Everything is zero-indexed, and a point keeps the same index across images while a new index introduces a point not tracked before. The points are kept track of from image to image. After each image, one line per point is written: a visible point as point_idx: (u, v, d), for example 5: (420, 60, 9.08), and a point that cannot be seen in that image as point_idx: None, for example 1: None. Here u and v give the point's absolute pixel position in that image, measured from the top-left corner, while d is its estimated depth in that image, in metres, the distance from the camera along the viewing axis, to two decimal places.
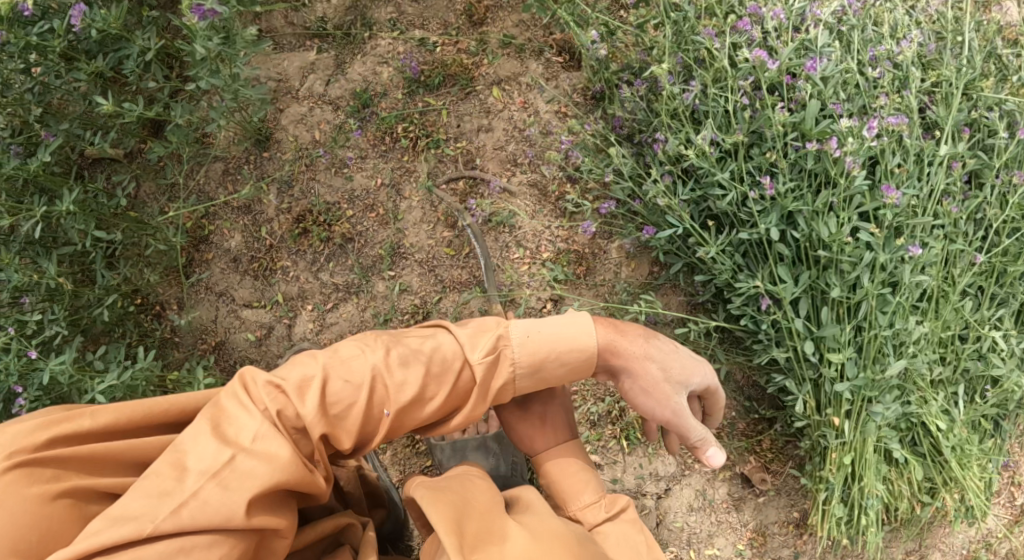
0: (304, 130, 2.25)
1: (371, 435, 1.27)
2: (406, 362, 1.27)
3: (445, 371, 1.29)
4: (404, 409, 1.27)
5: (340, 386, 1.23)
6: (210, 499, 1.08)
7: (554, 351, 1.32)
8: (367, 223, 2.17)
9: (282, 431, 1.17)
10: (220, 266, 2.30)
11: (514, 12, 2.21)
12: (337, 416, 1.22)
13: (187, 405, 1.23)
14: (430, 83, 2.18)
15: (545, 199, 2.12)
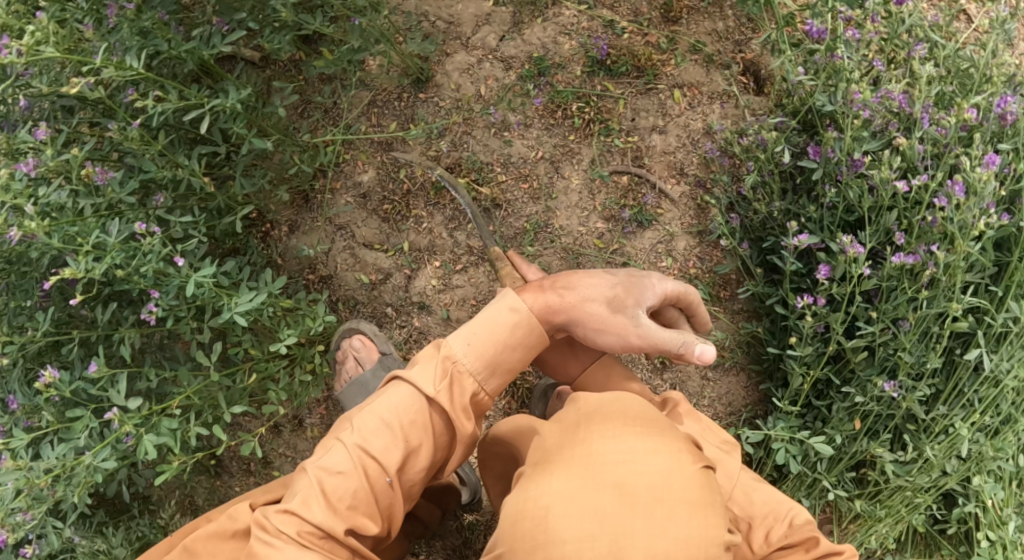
0: (470, 82, 2.17)
1: (399, 509, 1.38)
2: (387, 431, 1.36)
3: (425, 423, 1.39)
4: (404, 466, 1.36)
5: (339, 480, 1.32)
6: None
7: (476, 357, 1.42)
8: (518, 193, 2.11)
9: (311, 547, 1.26)
10: (348, 198, 2.22)
11: (710, 19, 2.12)
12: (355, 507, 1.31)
13: None
14: (614, 69, 2.10)
15: (703, 215, 2.06)
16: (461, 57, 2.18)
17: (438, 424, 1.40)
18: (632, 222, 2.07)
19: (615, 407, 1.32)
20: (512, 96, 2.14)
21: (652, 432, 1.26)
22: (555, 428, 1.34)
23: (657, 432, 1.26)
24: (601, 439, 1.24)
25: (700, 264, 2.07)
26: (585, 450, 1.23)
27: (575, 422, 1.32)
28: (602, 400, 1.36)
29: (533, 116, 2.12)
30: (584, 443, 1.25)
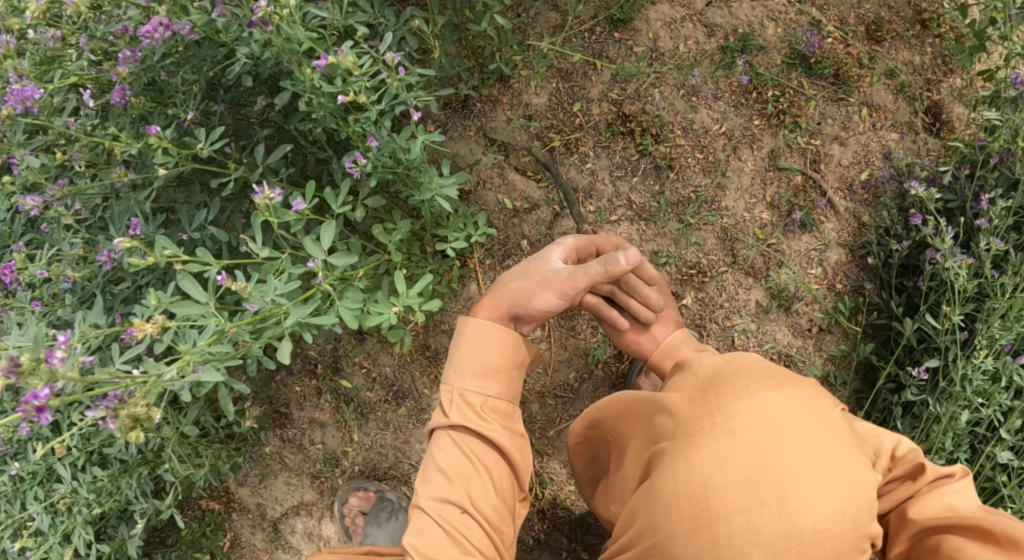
0: (669, 38, 2.10)
1: (493, 533, 1.35)
2: (443, 476, 1.37)
3: (465, 448, 1.39)
4: (472, 500, 1.35)
5: (428, 533, 1.34)
6: None
7: (468, 373, 1.42)
8: (692, 161, 2.05)
9: None
10: (509, 115, 2.11)
11: (912, 48, 2.08)
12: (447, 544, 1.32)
13: None
14: (814, 69, 2.05)
15: (861, 233, 2.03)
16: (662, 11, 2.10)
17: (484, 452, 1.39)
18: (795, 220, 2.02)
19: (741, 369, 1.24)
20: (713, 66, 2.07)
21: (786, 389, 1.20)
22: (678, 397, 1.26)
23: (791, 388, 1.20)
24: (738, 402, 1.18)
25: (847, 281, 2.02)
26: (723, 422, 1.16)
27: (700, 390, 1.24)
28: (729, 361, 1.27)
29: (725, 90, 2.06)
30: (726, 414, 1.17)
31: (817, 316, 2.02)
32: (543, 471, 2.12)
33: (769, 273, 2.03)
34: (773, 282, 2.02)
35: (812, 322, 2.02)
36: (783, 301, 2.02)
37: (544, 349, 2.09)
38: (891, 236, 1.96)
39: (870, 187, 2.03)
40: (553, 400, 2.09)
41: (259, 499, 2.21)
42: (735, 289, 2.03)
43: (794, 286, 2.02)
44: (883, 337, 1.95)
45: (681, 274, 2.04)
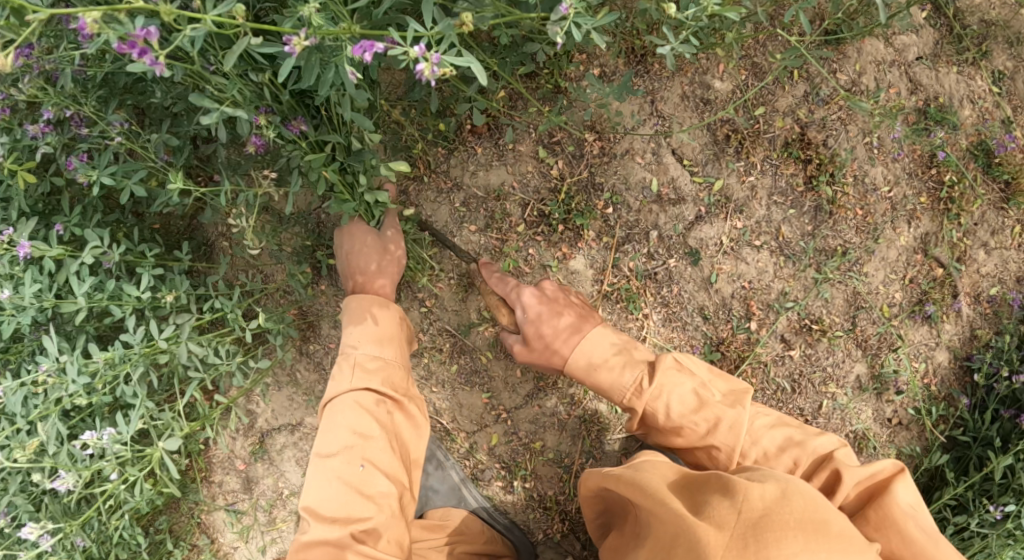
0: (873, 77, 1.94)
1: (397, 477, 1.50)
2: (339, 435, 1.50)
3: (367, 408, 1.52)
4: (372, 459, 1.49)
5: (320, 483, 1.48)
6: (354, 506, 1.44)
7: (367, 339, 1.62)
8: (851, 214, 1.91)
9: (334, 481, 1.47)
10: (686, 90, 1.87)
11: None
12: (349, 502, 1.45)
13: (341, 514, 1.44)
14: (992, 169, 1.96)
15: (971, 344, 1.98)
16: (877, 47, 1.94)
17: (371, 421, 1.51)
18: (924, 311, 1.94)
19: (794, 522, 1.13)
20: (906, 126, 1.94)
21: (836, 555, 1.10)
22: (715, 533, 1.13)
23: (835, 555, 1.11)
24: None
25: (942, 387, 1.97)
26: None
27: (743, 531, 1.13)
28: (782, 503, 1.15)
29: (907, 153, 1.94)
30: None
31: (904, 411, 1.96)
32: (580, 472, 1.97)
33: (880, 354, 1.93)
34: (880, 364, 1.93)
35: (897, 414, 1.96)
36: (877, 385, 1.94)
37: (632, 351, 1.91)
38: (1004, 362, 1.91)
39: (995, 303, 1.98)
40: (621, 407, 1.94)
41: (253, 407, 2.17)
42: (842, 357, 1.92)
43: (898, 375, 1.94)
44: (958, 454, 1.93)
45: (798, 324, 1.91)
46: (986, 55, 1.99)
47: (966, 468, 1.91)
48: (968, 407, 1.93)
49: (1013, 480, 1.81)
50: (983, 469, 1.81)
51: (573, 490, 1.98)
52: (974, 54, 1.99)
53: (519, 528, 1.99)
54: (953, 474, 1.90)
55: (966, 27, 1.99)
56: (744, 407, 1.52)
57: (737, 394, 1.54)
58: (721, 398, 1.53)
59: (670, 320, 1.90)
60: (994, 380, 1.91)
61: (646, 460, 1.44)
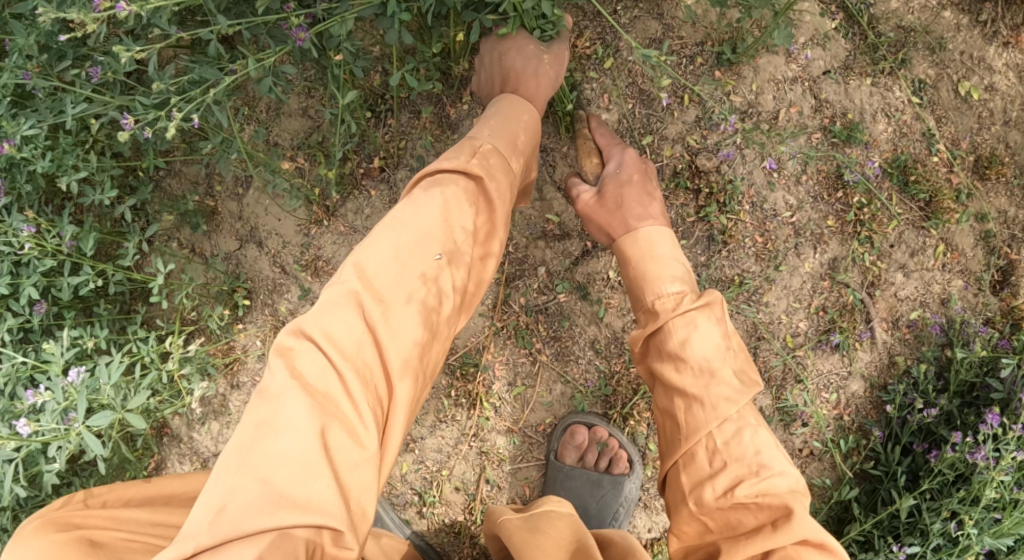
0: (772, 96, 1.84)
1: (458, 287, 1.21)
2: (431, 209, 1.22)
3: (467, 203, 1.25)
4: (451, 254, 1.21)
5: (384, 254, 1.17)
6: (405, 305, 1.15)
7: (491, 131, 1.39)
8: (749, 241, 1.84)
9: (399, 262, 1.17)
10: (571, 123, 1.85)
11: (1019, 195, 1.86)
12: (403, 293, 1.15)
13: (385, 295, 1.14)
14: (909, 187, 1.85)
15: (888, 371, 1.88)
16: (775, 64, 1.84)
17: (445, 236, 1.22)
18: (830, 341, 1.86)
19: None
20: (810, 145, 1.84)
21: None
22: None
23: None
24: None
25: (855, 417, 1.88)
26: None
27: None
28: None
29: (811, 174, 1.84)
30: None
31: (818, 442, 1.88)
32: (487, 500, 1.99)
33: (784, 386, 1.87)
34: (784, 396, 1.87)
35: (806, 445, 1.89)
36: (784, 416, 1.88)
37: (526, 385, 1.92)
38: (918, 394, 1.82)
39: (915, 328, 1.87)
40: (520, 439, 1.95)
41: (193, 434, 2.19)
42: None
43: (803, 408, 1.87)
44: (871, 487, 1.85)
45: None
46: (903, 63, 1.86)
47: (876, 502, 1.83)
48: (881, 439, 1.85)
49: (919, 520, 1.73)
50: (888, 507, 1.73)
51: (480, 517, 2.00)
52: (891, 63, 1.85)
53: (433, 552, 2.00)
54: (864, 508, 1.83)
55: (881, 35, 1.85)
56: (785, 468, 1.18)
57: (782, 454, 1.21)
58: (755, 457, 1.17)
59: (563, 354, 1.90)
60: (908, 411, 1.83)
61: (543, 516, 1.64)
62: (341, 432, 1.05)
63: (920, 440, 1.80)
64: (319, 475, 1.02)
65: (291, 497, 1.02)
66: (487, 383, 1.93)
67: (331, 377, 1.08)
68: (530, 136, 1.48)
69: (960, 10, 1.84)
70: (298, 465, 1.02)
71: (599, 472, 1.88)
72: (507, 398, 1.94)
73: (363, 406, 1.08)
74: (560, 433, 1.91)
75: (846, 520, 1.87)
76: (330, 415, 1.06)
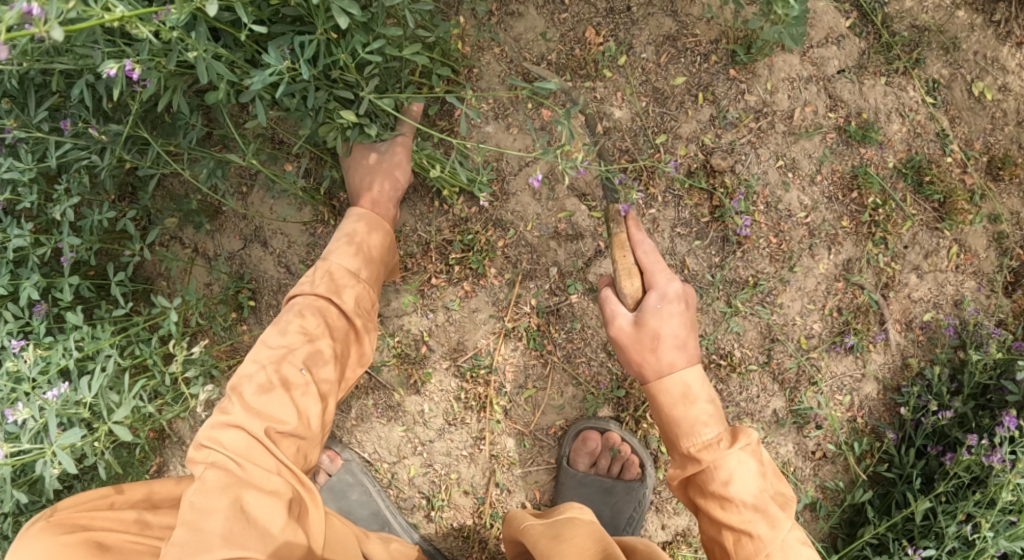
0: (787, 95, 1.82)
1: (320, 397, 1.45)
2: (295, 329, 1.47)
3: (324, 317, 1.50)
4: (314, 361, 1.46)
5: (255, 373, 1.42)
6: (273, 409, 1.39)
7: (348, 254, 1.56)
8: (764, 241, 1.82)
9: (272, 374, 1.42)
10: (583, 123, 1.83)
11: None
12: (274, 400, 1.40)
13: (257, 404, 1.39)
14: (923, 188, 1.83)
15: (901, 373, 1.87)
16: (790, 63, 1.81)
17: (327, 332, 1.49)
18: (845, 343, 1.84)
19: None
20: (824, 144, 1.83)
21: None
22: None
23: None
24: None
25: (869, 420, 1.87)
26: None
27: None
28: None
29: (826, 175, 1.83)
30: None
31: (832, 444, 1.87)
32: (497, 503, 1.96)
33: (798, 388, 1.86)
34: (798, 398, 1.85)
35: (820, 447, 1.88)
36: (798, 419, 1.86)
37: (537, 388, 1.90)
38: (933, 396, 1.80)
39: (929, 330, 1.86)
40: (531, 442, 1.92)
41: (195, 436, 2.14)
42: (757, 391, 1.86)
43: (817, 410, 1.86)
44: (884, 489, 1.84)
45: (710, 359, 1.85)
46: (918, 62, 1.84)
47: (890, 505, 1.82)
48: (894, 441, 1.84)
49: (934, 523, 1.72)
50: (904, 509, 1.72)
51: (490, 521, 1.97)
52: (905, 63, 1.84)
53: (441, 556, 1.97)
54: (878, 510, 1.82)
55: (895, 34, 1.84)
56: (741, 442, 1.39)
57: (736, 432, 1.41)
58: (714, 437, 1.41)
59: (575, 356, 1.88)
60: (922, 413, 1.82)
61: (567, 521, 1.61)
62: (257, 490, 1.32)
63: (934, 442, 1.79)
64: (242, 529, 1.27)
65: (222, 541, 1.25)
66: (498, 385, 1.91)
67: (231, 465, 1.33)
68: (388, 239, 1.66)
69: (973, 9, 1.83)
70: (224, 516, 1.27)
71: (612, 480, 1.87)
72: (518, 401, 1.91)
73: (259, 491, 1.32)
74: (572, 438, 1.89)
75: (860, 523, 1.86)
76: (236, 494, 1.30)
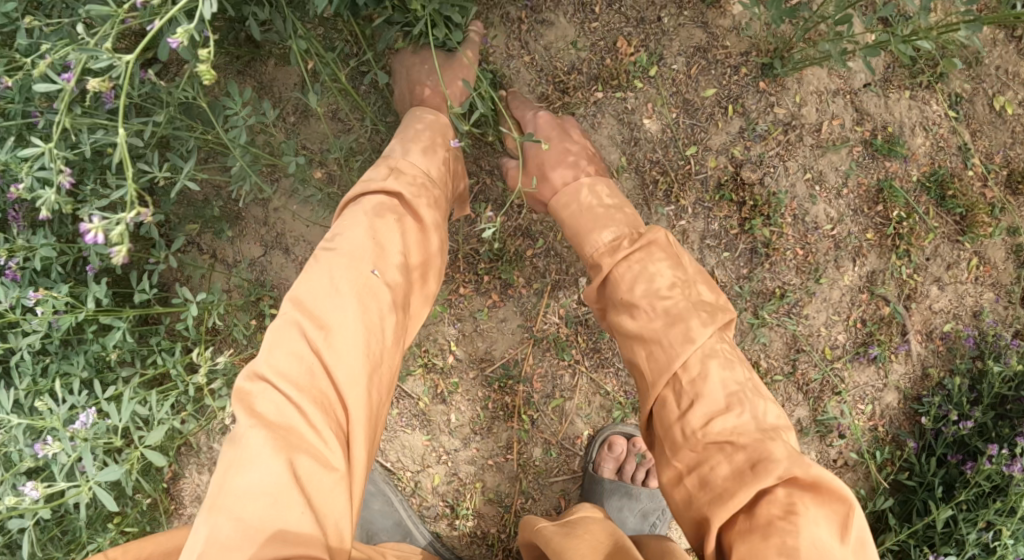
0: (815, 109, 1.84)
1: (395, 315, 1.26)
2: (359, 237, 1.29)
3: (394, 225, 1.33)
4: (384, 266, 1.28)
5: (320, 284, 1.24)
6: (342, 334, 1.19)
7: (412, 155, 1.48)
8: (791, 253, 1.84)
9: (339, 287, 1.23)
10: (613, 134, 1.83)
11: None
12: (339, 313, 1.21)
13: (319, 320, 1.20)
14: (945, 201, 1.86)
15: (921, 383, 1.90)
16: (819, 76, 1.83)
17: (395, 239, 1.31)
18: (868, 353, 1.87)
19: None
20: (851, 157, 1.85)
21: None
22: None
23: None
24: None
25: (889, 428, 1.91)
26: None
27: None
28: None
29: (852, 188, 1.85)
30: None
31: (853, 452, 1.90)
32: (521, 512, 1.96)
33: (822, 398, 1.88)
34: (822, 408, 1.88)
35: (841, 455, 1.91)
36: (821, 428, 1.89)
37: (565, 398, 1.90)
38: (953, 406, 1.83)
39: (949, 340, 1.90)
40: (557, 450, 1.93)
41: (213, 444, 2.11)
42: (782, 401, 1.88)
43: (840, 420, 1.89)
44: (904, 497, 1.88)
45: None
46: (941, 76, 1.86)
47: (911, 512, 1.86)
48: (915, 450, 1.88)
49: (955, 530, 1.76)
50: (925, 517, 1.75)
51: (515, 530, 1.96)
52: (930, 77, 1.86)
53: None
54: (898, 518, 1.86)
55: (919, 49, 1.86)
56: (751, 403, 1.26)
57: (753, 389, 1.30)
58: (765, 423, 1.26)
59: (602, 365, 1.89)
60: (942, 423, 1.85)
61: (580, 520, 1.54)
62: (312, 455, 1.11)
63: (953, 451, 1.82)
64: (291, 509, 1.06)
65: (268, 527, 1.05)
66: (525, 395, 1.91)
67: (288, 405, 1.13)
68: (451, 151, 1.59)
69: (996, 24, 1.85)
70: (267, 497, 1.06)
71: (637, 485, 1.89)
72: (545, 410, 1.91)
73: (317, 439, 1.12)
74: (600, 443, 1.90)
75: (881, 529, 1.89)
76: (292, 444, 1.10)
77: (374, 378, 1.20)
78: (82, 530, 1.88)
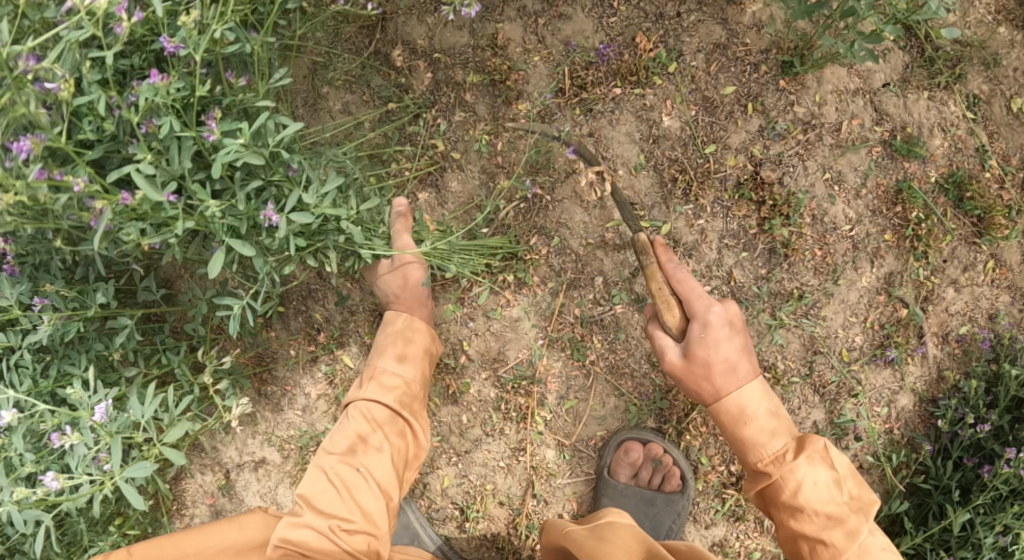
0: (834, 108, 1.82)
1: (381, 504, 1.48)
2: (345, 437, 1.55)
3: (376, 422, 1.57)
4: (371, 463, 1.51)
5: (319, 477, 1.50)
6: (338, 510, 1.46)
7: (388, 354, 1.67)
8: (809, 253, 1.82)
9: (330, 479, 1.49)
10: (631, 131, 1.81)
11: None
12: (336, 502, 1.47)
13: (319, 504, 1.47)
14: (962, 203, 1.84)
15: (937, 386, 1.89)
16: (838, 75, 1.81)
17: (383, 438, 1.55)
18: (886, 355, 1.86)
19: None
20: (869, 158, 1.83)
21: None
22: None
23: None
24: None
25: (905, 431, 1.89)
26: None
27: None
28: None
29: (871, 188, 1.83)
30: None
31: (868, 456, 1.88)
32: (533, 515, 1.92)
33: (838, 400, 1.87)
34: (839, 410, 1.87)
35: (856, 458, 1.89)
36: (837, 430, 1.87)
37: (579, 399, 1.87)
38: (970, 409, 1.82)
39: (964, 343, 1.88)
40: (570, 453, 1.90)
41: (216, 445, 2.06)
42: (798, 403, 1.86)
43: (857, 422, 1.87)
44: (920, 501, 1.86)
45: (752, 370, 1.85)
46: (960, 77, 1.84)
47: (926, 515, 1.84)
48: (930, 453, 1.86)
49: (971, 533, 1.74)
50: (941, 522, 1.73)
51: (527, 533, 1.92)
52: (947, 78, 1.84)
53: None
54: (913, 521, 1.84)
55: (937, 49, 1.84)
56: (809, 453, 1.43)
57: (802, 441, 1.46)
58: (781, 450, 1.46)
59: (618, 367, 1.86)
60: (957, 426, 1.83)
61: (608, 524, 1.52)
62: None
63: (970, 454, 1.80)
64: None
65: None
66: (539, 396, 1.87)
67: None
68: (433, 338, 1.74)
69: (1015, 25, 1.84)
70: None
71: (654, 490, 1.86)
72: (559, 412, 1.88)
73: None
74: (614, 447, 1.87)
75: (896, 533, 1.87)
76: None
77: (365, 542, 1.45)
78: (82, 533, 1.83)
